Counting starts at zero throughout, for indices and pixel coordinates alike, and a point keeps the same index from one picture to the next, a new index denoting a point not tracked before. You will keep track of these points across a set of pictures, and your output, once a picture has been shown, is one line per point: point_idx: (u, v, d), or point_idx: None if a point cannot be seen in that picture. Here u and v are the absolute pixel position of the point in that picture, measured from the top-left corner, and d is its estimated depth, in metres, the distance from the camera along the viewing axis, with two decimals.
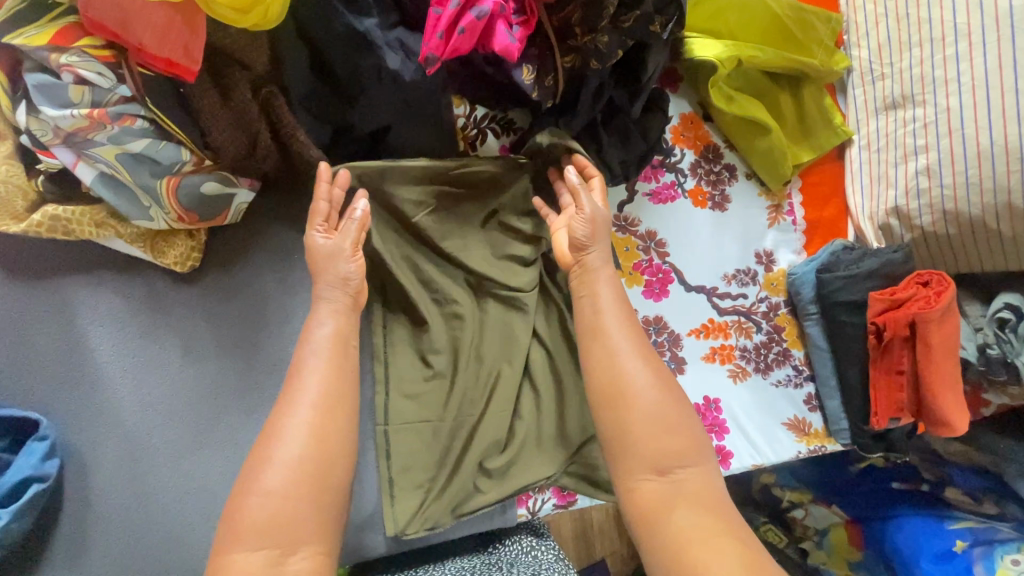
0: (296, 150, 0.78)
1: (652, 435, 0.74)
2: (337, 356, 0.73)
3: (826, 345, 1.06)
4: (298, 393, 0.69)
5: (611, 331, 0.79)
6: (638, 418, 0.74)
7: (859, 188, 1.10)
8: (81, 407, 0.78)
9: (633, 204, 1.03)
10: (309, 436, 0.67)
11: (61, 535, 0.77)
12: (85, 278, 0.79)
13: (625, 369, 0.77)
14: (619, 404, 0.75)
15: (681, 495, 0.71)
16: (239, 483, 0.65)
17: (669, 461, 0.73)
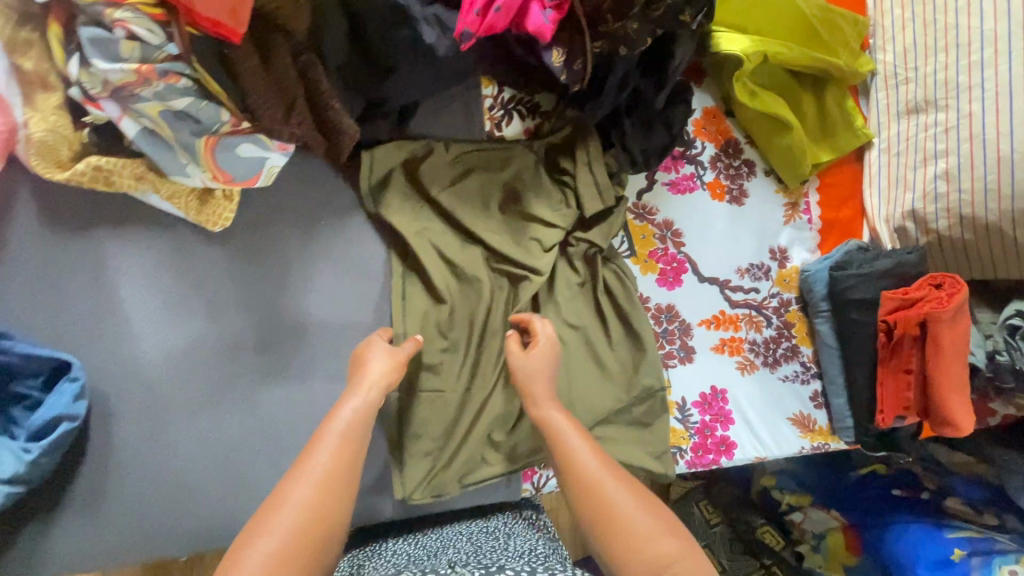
0: (329, 117, 0.80)
1: (641, 550, 0.60)
2: (354, 434, 0.69)
3: (835, 342, 1.07)
4: (307, 463, 0.65)
5: (573, 451, 0.70)
6: (625, 531, 0.62)
7: (877, 190, 1.11)
8: (107, 356, 0.80)
9: (652, 192, 1.05)
10: (308, 505, 0.61)
11: (83, 476, 0.80)
12: (119, 231, 0.81)
13: (596, 478, 0.67)
14: (600, 521, 0.63)
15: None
16: (224, 559, 0.57)
17: (667, 572, 0.59)
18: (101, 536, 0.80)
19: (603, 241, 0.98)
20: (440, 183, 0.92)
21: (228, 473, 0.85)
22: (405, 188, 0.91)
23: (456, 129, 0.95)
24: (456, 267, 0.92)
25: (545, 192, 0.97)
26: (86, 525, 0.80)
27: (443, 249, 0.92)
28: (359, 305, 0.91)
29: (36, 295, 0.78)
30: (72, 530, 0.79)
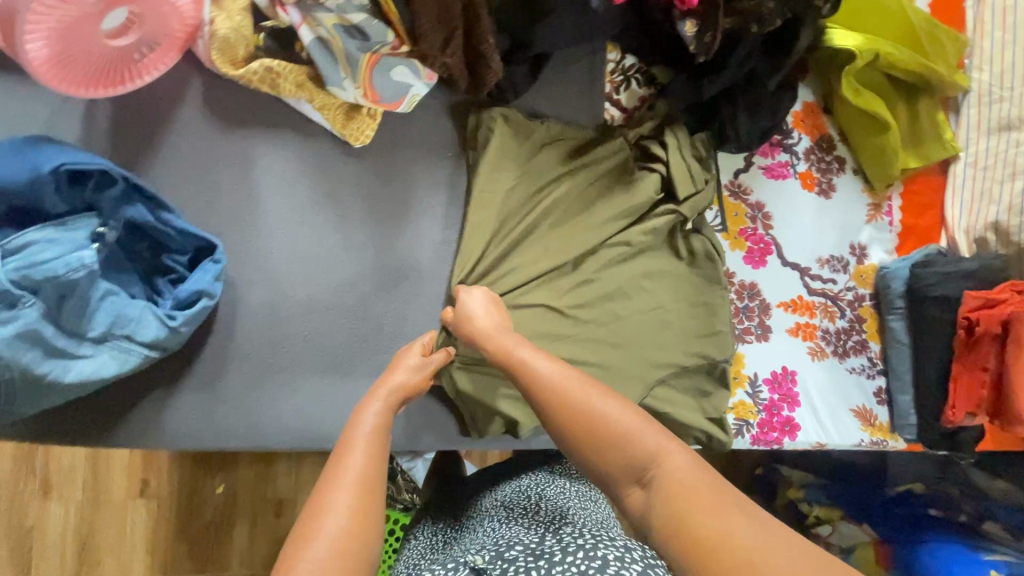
0: (481, 52, 0.84)
1: (614, 453, 0.61)
2: (377, 434, 0.66)
3: (906, 339, 1.10)
4: (338, 464, 0.61)
5: (542, 374, 0.68)
6: (599, 434, 0.61)
7: (959, 201, 1.16)
8: (242, 247, 0.86)
9: (748, 174, 1.10)
10: (352, 509, 0.56)
11: (206, 355, 0.84)
12: (270, 134, 0.87)
13: (569, 387, 0.65)
14: (574, 424, 0.63)
15: (673, 501, 0.55)
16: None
17: (641, 466, 0.59)
18: (215, 417, 0.85)
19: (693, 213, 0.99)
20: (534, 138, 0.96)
21: (335, 373, 0.89)
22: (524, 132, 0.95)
23: (579, 87, 1.00)
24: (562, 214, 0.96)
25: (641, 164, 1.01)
26: (203, 404, 0.84)
27: (556, 195, 0.95)
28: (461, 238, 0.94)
29: (188, 179, 0.83)
30: (189, 407, 0.84)
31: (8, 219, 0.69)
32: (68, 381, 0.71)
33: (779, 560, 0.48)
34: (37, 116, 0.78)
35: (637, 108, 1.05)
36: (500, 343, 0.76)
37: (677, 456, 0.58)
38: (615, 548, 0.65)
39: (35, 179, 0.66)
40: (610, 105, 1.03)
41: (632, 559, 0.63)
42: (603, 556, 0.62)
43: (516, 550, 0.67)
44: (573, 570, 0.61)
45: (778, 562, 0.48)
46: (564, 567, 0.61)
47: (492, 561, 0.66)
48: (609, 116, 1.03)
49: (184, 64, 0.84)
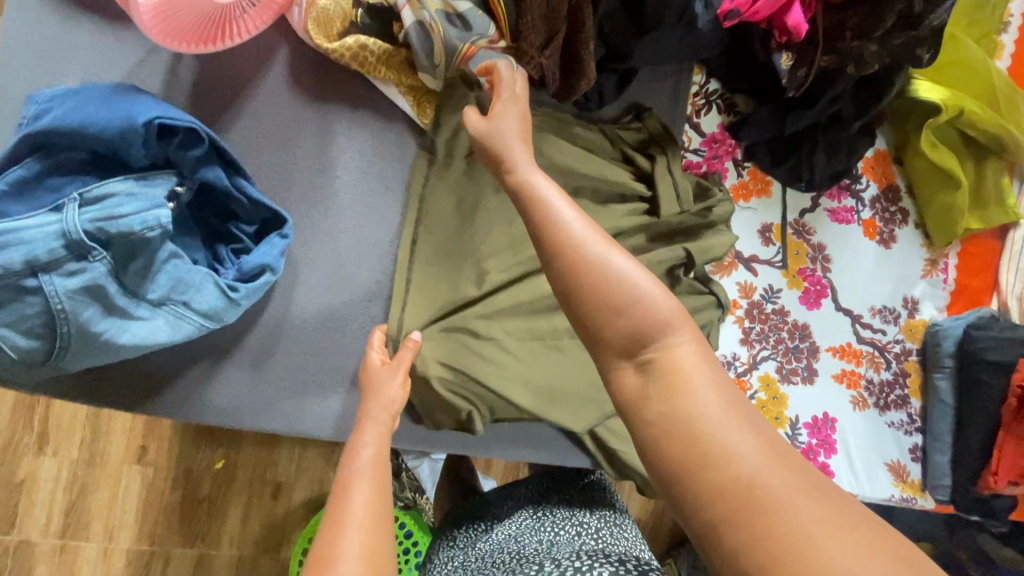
0: (580, 59, 0.83)
1: (617, 321, 0.47)
2: (376, 469, 0.68)
3: (951, 401, 1.09)
4: (342, 510, 0.62)
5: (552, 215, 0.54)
6: (604, 301, 0.48)
7: (1015, 268, 1.16)
8: (310, 225, 0.83)
9: (813, 214, 1.08)
10: (365, 551, 0.57)
11: (258, 331, 0.82)
12: (353, 114, 0.84)
13: (583, 238, 0.51)
14: (576, 276, 0.49)
15: (673, 395, 0.44)
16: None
17: (642, 343, 0.47)
18: (260, 395, 0.82)
19: (701, 257, 0.95)
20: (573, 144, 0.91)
21: None
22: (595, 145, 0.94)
23: (662, 104, 0.98)
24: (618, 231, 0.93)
25: (658, 196, 0.95)
26: (250, 381, 0.82)
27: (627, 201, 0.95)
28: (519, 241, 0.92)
29: (265, 148, 0.81)
30: (235, 382, 0.81)
31: (87, 166, 0.66)
32: (122, 343, 0.67)
33: (784, 495, 0.38)
34: (120, 65, 0.75)
35: (714, 134, 1.03)
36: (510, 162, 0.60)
37: (686, 341, 0.46)
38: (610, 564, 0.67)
39: (127, 129, 0.63)
40: (689, 126, 1.01)
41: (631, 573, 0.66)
42: None
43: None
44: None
45: (793, 496, 0.38)
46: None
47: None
48: (686, 138, 1.02)
49: (275, 31, 0.82)
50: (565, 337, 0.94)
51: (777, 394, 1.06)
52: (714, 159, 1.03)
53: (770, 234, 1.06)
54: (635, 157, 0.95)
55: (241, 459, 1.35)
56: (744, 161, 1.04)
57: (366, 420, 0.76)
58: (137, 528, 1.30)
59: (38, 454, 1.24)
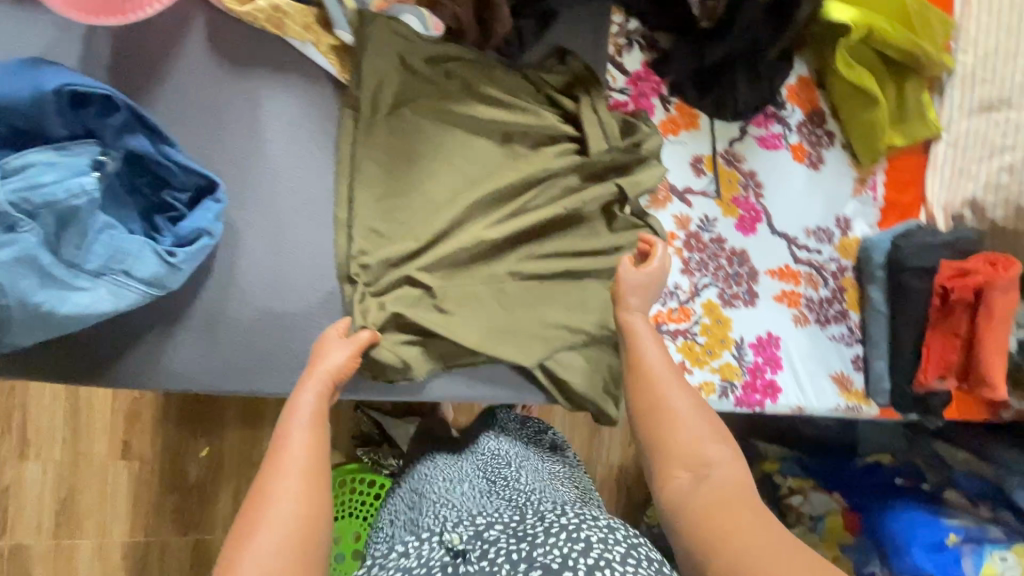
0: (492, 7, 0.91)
1: (682, 438, 0.74)
2: (315, 423, 0.76)
3: (885, 308, 1.15)
4: (281, 459, 0.71)
5: (644, 355, 0.83)
6: (669, 420, 0.76)
7: (940, 179, 1.20)
8: (245, 188, 0.85)
9: (742, 143, 1.12)
10: (298, 494, 0.68)
11: (206, 297, 0.84)
12: (276, 76, 0.85)
13: (659, 374, 0.80)
14: (649, 404, 0.78)
15: (716, 496, 0.68)
16: (228, 548, 0.64)
17: (702, 463, 0.72)
18: (214, 359, 0.85)
19: (630, 189, 1.01)
20: (497, 89, 0.95)
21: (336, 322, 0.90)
22: (521, 91, 0.97)
23: (585, 46, 1.01)
24: (548, 173, 0.98)
25: (586, 136, 0.99)
26: (203, 346, 0.84)
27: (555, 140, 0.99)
28: (456, 190, 0.94)
29: (192, 117, 0.82)
30: (188, 348, 0.84)
31: (10, 139, 0.69)
32: (65, 312, 0.70)
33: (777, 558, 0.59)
34: (36, 46, 0.77)
35: (638, 72, 1.06)
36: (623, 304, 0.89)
37: (735, 471, 0.71)
38: (600, 529, 0.78)
39: (39, 98, 0.66)
40: (612, 66, 1.04)
41: (616, 539, 0.77)
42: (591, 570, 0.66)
43: (495, 530, 0.81)
44: (557, 551, 0.75)
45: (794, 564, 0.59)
46: (547, 548, 0.75)
47: (470, 541, 0.80)
48: (611, 77, 1.05)
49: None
50: (509, 279, 0.97)
51: (720, 319, 1.11)
52: (640, 96, 1.06)
53: (701, 164, 1.10)
54: (561, 99, 0.98)
55: (226, 445, 1.42)
56: (669, 96, 1.08)
57: (311, 376, 0.80)
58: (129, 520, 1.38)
59: (21, 459, 1.34)
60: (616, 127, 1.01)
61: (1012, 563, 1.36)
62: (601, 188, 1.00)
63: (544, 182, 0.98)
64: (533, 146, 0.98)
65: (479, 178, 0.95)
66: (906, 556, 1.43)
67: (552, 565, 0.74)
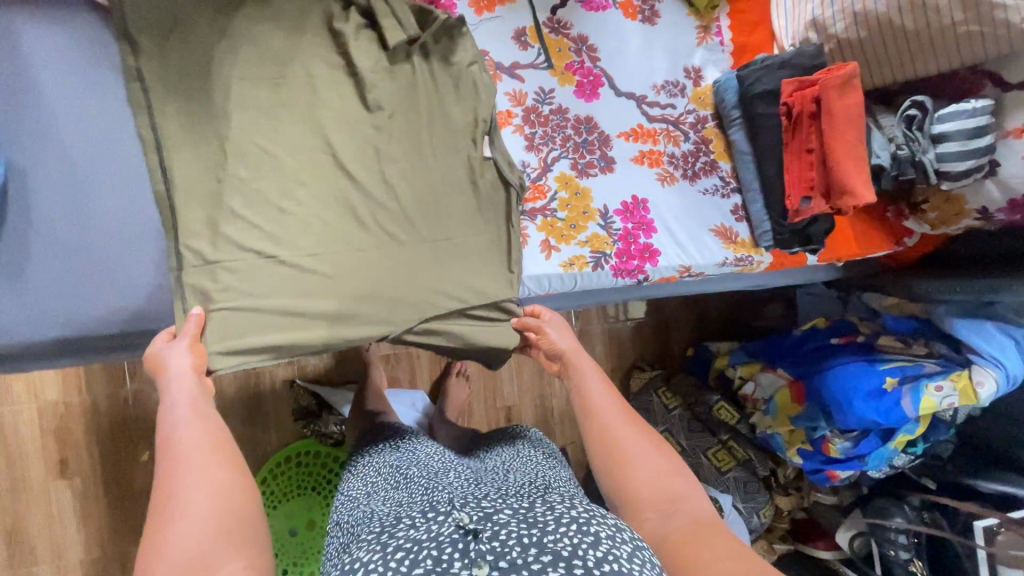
0: None
1: (645, 477, 0.80)
2: (196, 411, 0.74)
3: (748, 148, 1.11)
4: (173, 449, 0.69)
5: (593, 398, 0.89)
6: (624, 464, 0.82)
7: (784, 10, 1.17)
8: (23, 129, 0.82)
9: (565, 9, 1.09)
10: (205, 484, 0.65)
11: (5, 245, 0.81)
12: (29, 10, 0.82)
13: (610, 416, 0.87)
14: (609, 451, 0.83)
15: (686, 527, 0.73)
16: (144, 545, 0.60)
17: (668, 499, 0.77)
18: (27, 305, 0.82)
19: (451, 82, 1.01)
20: None
21: (159, 249, 0.88)
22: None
23: None
24: (356, 70, 0.95)
25: (384, 25, 0.95)
26: (11, 294, 0.81)
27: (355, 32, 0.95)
28: (257, 99, 0.91)
29: None
30: None
31: None
32: None
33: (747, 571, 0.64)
34: None
35: None
36: (570, 357, 0.95)
37: (696, 501, 0.77)
38: (608, 524, 0.65)
39: None
40: None
41: (623, 539, 0.65)
42: (597, 532, 0.63)
43: (504, 514, 0.65)
44: (566, 542, 0.60)
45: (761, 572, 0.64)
46: (557, 536, 0.61)
47: (481, 521, 0.63)
48: None
49: None
50: (335, 180, 0.95)
51: (579, 190, 1.08)
52: None
53: (526, 37, 1.07)
54: None
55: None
56: None
57: (169, 381, 0.77)
58: None
59: None
60: (411, 16, 0.97)
61: (949, 390, 1.31)
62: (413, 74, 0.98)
63: (351, 79, 0.96)
64: (334, 43, 0.95)
65: (280, 83, 0.93)
66: (849, 409, 1.40)
67: (563, 555, 0.59)
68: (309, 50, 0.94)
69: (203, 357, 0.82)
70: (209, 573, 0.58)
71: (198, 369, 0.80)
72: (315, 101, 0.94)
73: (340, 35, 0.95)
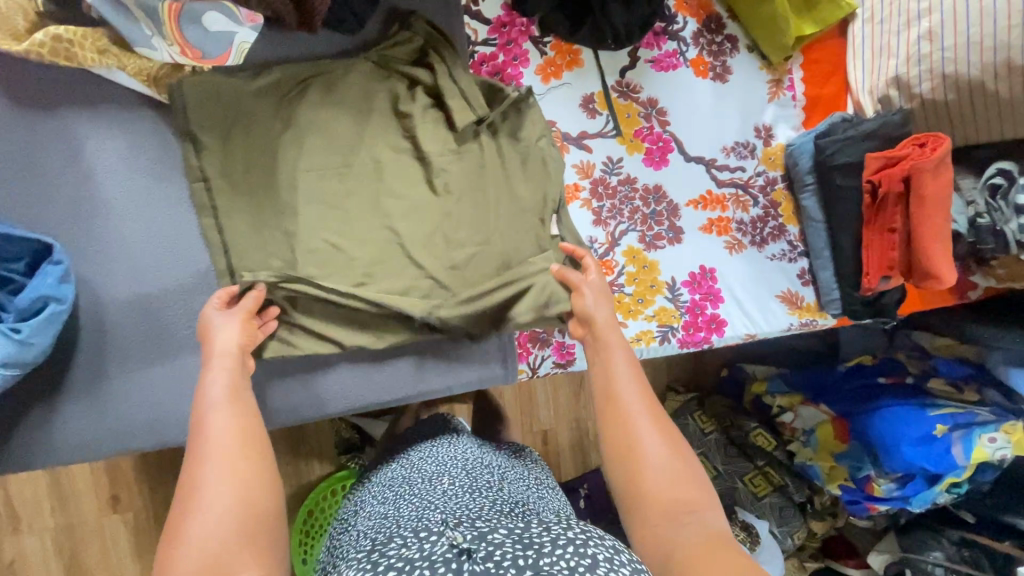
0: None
1: (659, 484, 0.67)
2: (230, 390, 0.68)
3: (820, 216, 1.07)
4: (201, 437, 0.63)
5: (615, 381, 0.76)
6: (639, 465, 0.69)
7: (861, 62, 1.10)
8: (91, 241, 0.79)
9: (635, 70, 1.03)
10: (228, 475, 0.60)
11: (82, 361, 0.80)
12: (88, 112, 0.78)
13: (630, 406, 0.73)
14: (622, 446, 0.71)
15: (701, 542, 0.61)
16: (162, 540, 0.55)
17: (682, 508, 0.65)
18: (108, 423, 0.82)
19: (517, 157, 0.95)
20: (343, 74, 0.87)
21: None
22: (367, 72, 0.88)
23: (431, 3, 0.91)
24: (423, 154, 0.91)
25: (452, 110, 0.90)
26: (94, 413, 0.81)
27: (421, 114, 0.90)
28: (323, 194, 0.87)
29: (10, 178, 0.76)
30: (77, 418, 0.81)
31: None
32: None
33: None
34: None
35: (499, 18, 0.96)
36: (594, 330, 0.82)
37: (708, 513, 0.65)
38: (606, 546, 0.57)
39: None
40: (469, 17, 0.94)
41: (624, 561, 0.57)
42: (596, 555, 0.55)
43: (499, 533, 0.58)
44: (563, 565, 0.53)
45: None
46: (554, 559, 0.53)
47: (475, 540, 0.56)
48: (471, 30, 0.96)
49: None
50: (402, 272, 0.90)
51: (646, 264, 1.05)
52: (508, 45, 0.97)
53: (593, 104, 1.01)
54: (413, 71, 0.90)
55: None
56: (543, 37, 0.98)
57: (210, 358, 0.72)
58: (134, 566, 1.51)
59: (16, 533, 1.43)
60: (479, 94, 0.93)
61: (1002, 442, 1.33)
62: (481, 153, 0.93)
63: (419, 163, 0.91)
64: (400, 125, 0.90)
65: (344, 173, 0.88)
66: (897, 454, 1.42)
67: None
68: (373, 135, 0.89)
69: (251, 334, 0.77)
70: None
71: (241, 348, 0.75)
72: (381, 188, 0.89)
73: (407, 120, 0.90)
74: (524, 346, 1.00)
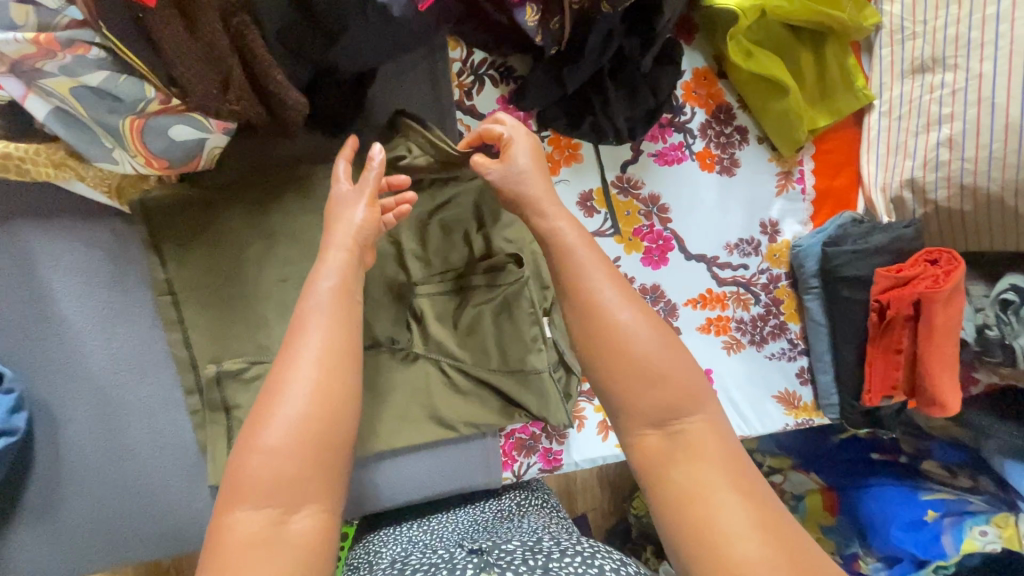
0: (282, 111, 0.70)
1: (646, 384, 0.54)
2: (340, 300, 0.58)
3: (823, 320, 1.03)
4: (294, 343, 0.55)
5: (580, 262, 0.59)
6: (620, 359, 0.55)
7: (875, 157, 1.04)
8: (49, 360, 0.75)
9: (637, 164, 0.98)
10: (316, 391, 0.52)
11: (36, 484, 0.76)
12: (44, 224, 0.73)
13: (599, 290, 0.58)
14: (598, 335, 0.56)
15: (692, 459, 0.52)
16: (245, 424, 0.52)
17: (669, 413, 0.54)
18: (63, 546, 0.78)
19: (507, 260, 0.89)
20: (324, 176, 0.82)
21: (193, 472, 0.81)
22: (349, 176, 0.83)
23: (419, 100, 0.85)
24: (406, 262, 0.87)
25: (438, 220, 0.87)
26: (48, 535, 0.77)
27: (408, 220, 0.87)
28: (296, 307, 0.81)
29: None
30: (29, 542, 0.77)
31: None
32: None
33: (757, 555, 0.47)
34: None
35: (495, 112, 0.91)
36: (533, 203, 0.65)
37: (700, 419, 0.54)
38: (612, 558, 0.61)
39: None
40: (462, 113, 0.89)
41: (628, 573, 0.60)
42: (601, 565, 0.59)
43: (514, 545, 0.63)
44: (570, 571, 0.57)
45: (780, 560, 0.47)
46: (561, 564, 0.58)
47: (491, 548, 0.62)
48: (464, 126, 0.89)
49: None
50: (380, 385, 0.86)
51: None
52: None
53: (592, 202, 0.96)
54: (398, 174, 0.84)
55: None
56: (541, 131, 0.93)
57: (334, 244, 0.62)
58: None
59: None
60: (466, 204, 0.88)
61: (993, 536, 1.28)
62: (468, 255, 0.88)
63: (402, 270, 0.87)
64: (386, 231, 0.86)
65: None
66: (887, 539, 1.38)
67: None
68: None
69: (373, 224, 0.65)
70: (288, 509, 0.49)
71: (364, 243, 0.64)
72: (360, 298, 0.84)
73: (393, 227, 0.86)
74: (511, 450, 0.97)
